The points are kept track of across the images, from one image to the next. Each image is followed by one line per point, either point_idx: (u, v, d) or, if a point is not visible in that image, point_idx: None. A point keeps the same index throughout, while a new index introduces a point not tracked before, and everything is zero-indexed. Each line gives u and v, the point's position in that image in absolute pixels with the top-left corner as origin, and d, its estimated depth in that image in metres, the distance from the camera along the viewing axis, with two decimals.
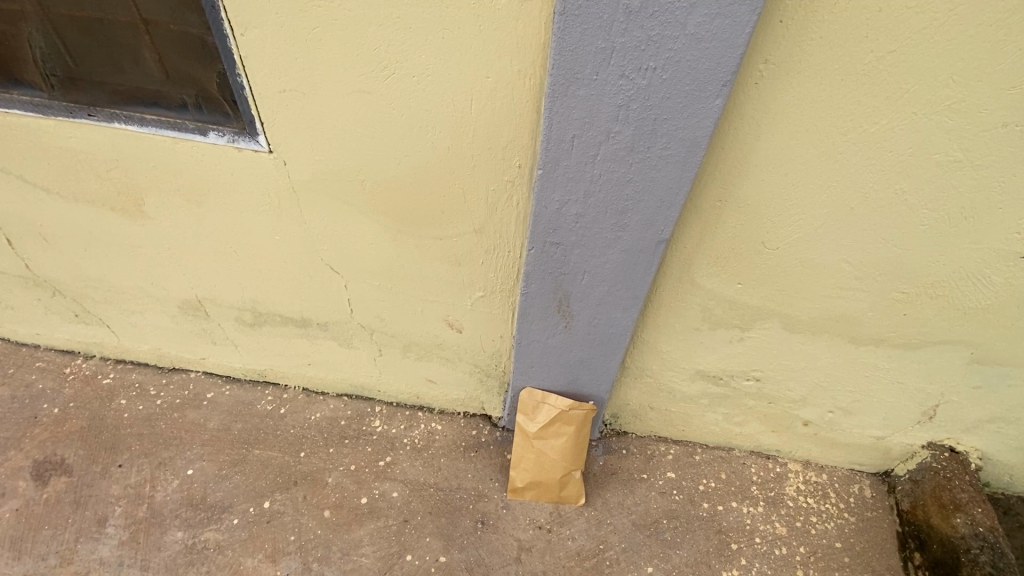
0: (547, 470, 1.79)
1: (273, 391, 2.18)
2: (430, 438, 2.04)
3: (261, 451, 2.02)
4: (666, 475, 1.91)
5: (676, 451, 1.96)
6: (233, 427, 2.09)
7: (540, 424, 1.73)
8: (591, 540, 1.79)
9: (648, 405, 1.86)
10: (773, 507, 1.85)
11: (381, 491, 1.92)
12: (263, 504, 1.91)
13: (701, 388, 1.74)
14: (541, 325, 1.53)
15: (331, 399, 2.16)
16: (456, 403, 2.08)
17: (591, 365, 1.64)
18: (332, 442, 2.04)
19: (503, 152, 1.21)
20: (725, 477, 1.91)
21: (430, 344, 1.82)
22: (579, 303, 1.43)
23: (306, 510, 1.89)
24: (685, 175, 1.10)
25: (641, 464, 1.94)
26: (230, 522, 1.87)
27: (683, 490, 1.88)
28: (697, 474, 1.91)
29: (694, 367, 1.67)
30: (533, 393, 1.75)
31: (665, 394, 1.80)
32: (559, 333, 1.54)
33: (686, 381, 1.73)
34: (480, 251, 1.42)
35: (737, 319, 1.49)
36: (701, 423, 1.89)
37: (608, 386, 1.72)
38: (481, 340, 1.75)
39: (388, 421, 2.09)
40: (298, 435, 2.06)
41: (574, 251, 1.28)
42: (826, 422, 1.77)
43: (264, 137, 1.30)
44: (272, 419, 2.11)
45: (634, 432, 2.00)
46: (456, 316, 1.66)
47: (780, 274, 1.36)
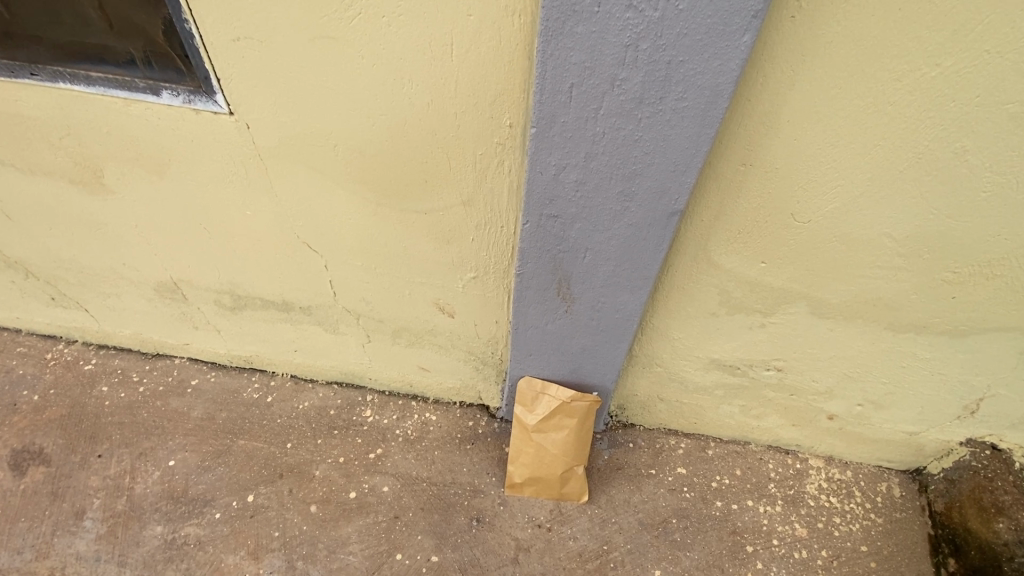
0: (546, 465, 1.67)
1: (260, 379, 2.12)
2: (424, 430, 1.94)
3: (245, 441, 1.95)
4: (676, 470, 1.78)
5: (686, 445, 1.83)
6: (217, 416, 2.03)
7: (538, 417, 1.61)
8: (594, 540, 1.66)
9: (656, 396, 1.72)
10: (792, 507, 1.71)
11: (371, 486, 1.82)
12: (248, 498, 1.82)
13: (716, 379, 1.59)
14: (540, 309, 1.38)
15: (320, 387, 2.08)
16: (451, 392, 1.96)
17: (594, 353, 1.50)
18: (320, 434, 1.95)
19: (491, 109, 1.05)
20: (740, 473, 1.77)
21: (422, 332, 1.69)
22: (582, 284, 1.27)
23: (291, 505, 1.80)
24: (704, 132, 0.94)
25: (650, 459, 1.80)
26: (212, 517, 1.79)
27: (694, 487, 1.75)
28: (709, 470, 1.78)
29: (709, 356, 1.51)
30: (532, 383, 1.62)
31: (674, 385, 1.66)
32: (560, 317, 1.39)
33: (700, 371, 1.57)
34: (469, 228, 1.27)
35: (759, 304, 1.32)
36: (714, 416, 1.75)
37: (614, 376, 1.58)
38: (475, 328, 1.61)
39: (379, 412, 2.00)
40: (286, 425, 1.99)
41: (574, 225, 1.13)
42: (854, 416, 1.61)
43: (221, 96, 1.14)
44: (258, 408, 2.04)
45: (642, 425, 1.86)
46: (447, 301, 1.52)
47: (810, 254, 1.19)
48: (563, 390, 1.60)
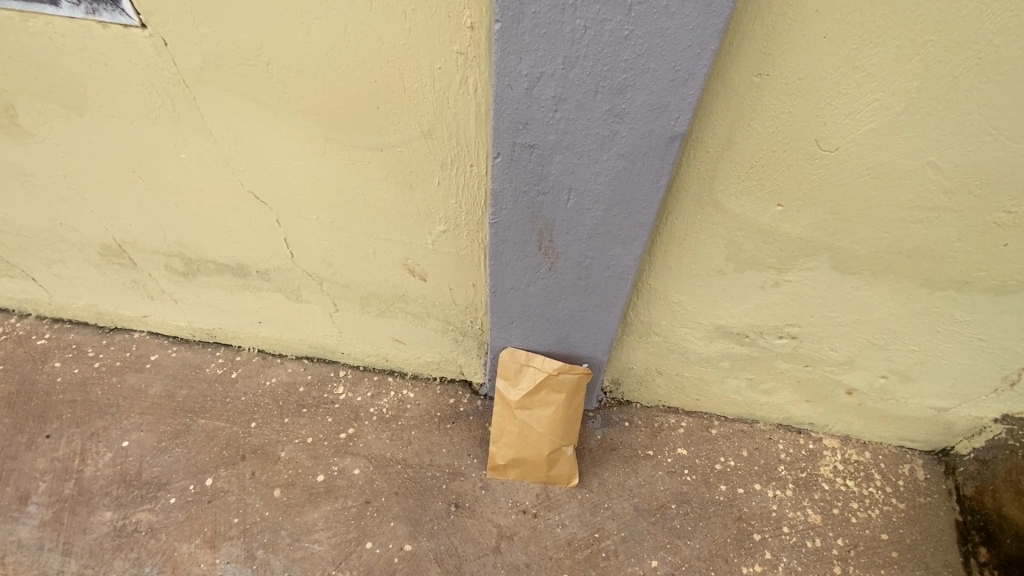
0: (531, 445, 1.50)
1: (225, 353, 1.95)
2: (400, 408, 1.77)
3: (206, 421, 1.79)
4: (676, 451, 1.62)
5: (688, 424, 1.67)
6: (177, 394, 1.86)
7: (522, 392, 1.44)
8: (584, 528, 1.50)
9: (654, 369, 1.55)
10: (804, 491, 1.54)
11: (341, 468, 1.66)
12: (206, 482, 1.66)
13: (721, 349, 1.41)
14: (519, 267, 1.20)
15: (289, 362, 1.91)
16: (430, 367, 1.79)
17: (582, 318, 1.32)
18: (287, 412, 1.79)
19: (448, 7, 0.86)
20: (746, 454, 1.61)
21: (392, 299, 1.51)
22: (567, 234, 1.09)
23: (252, 489, 1.64)
24: (711, 23, 0.75)
25: (647, 439, 1.64)
26: (166, 502, 1.64)
27: (696, 469, 1.59)
28: (713, 452, 1.62)
29: (714, 322, 1.33)
30: (515, 354, 1.45)
31: (674, 356, 1.48)
32: (543, 276, 1.21)
33: (703, 340, 1.40)
34: (433, 168, 1.08)
35: (773, 257, 1.13)
36: (719, 390, 1.58)
37: (606, 345, 1.40)
38: (450, 293, 1.43)
39: (353, 389, 1.83)
40: (250, 403, 1.82)
41: (554, 157, 0.94)
42: (875, 390, 1.44)
43: (129, 4, 0.96)
44: (221, 385, 1.87)
45: (639, 402, 1.70)
46: (417, 261, 1.34)
47: (836, 194, 1.00)
48: (550, 362, 1.42)
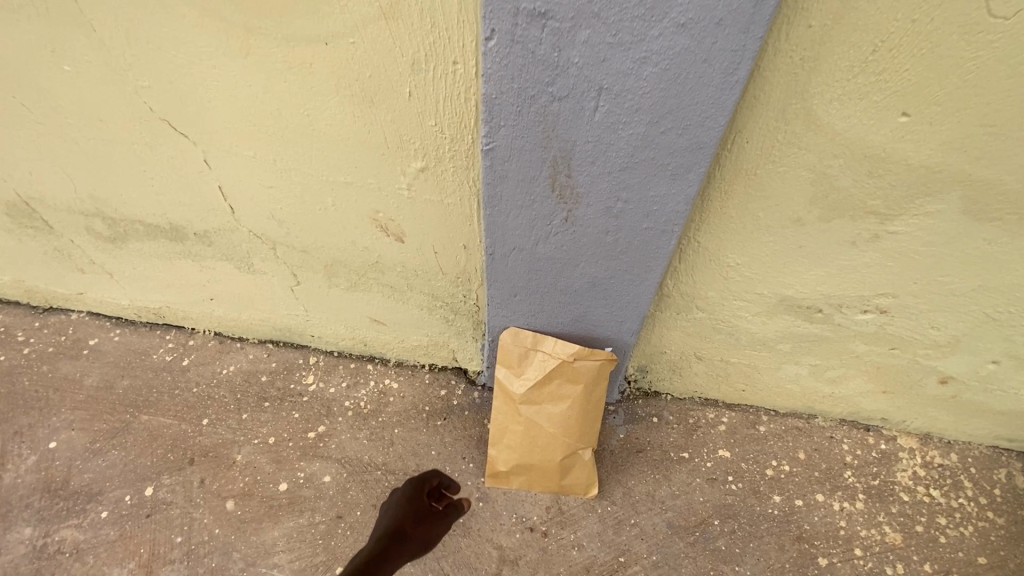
0: (539, 449, 1.20)
1: (175, 337, 1.65)
2: (381, 401, 1.47)
3: (149, 417, 1.49)
4: (717, 454, 1.32)
5: (730, 420, 1.36)
6: (117, 385, 1.56)
7: (529, 382, 1.15)
8: (606, 551, 1.20)
9: (693, 353, 1.24)
10: (879, 503, 1.25)
11: (308, 475, 1.36)
12: (145, 492, 1.37)
13: (783, 327, 1.11)
14: (524, 217, 0.88)
15: (251, 348, 1.61)
16: (417, 352, 1.48)
17: (607, 288, 1.01)
18: (246, 407, 1.49)
19: None
20: (804, 457, 1.31)
21: (364, 268, 1.19)
22: (592, 165, 0.77)
23: (200, 500, 1.35)
24: None
25: (681, 439, 1.34)
26: (97, 517, 1.35)
27: (743, 476, 1.28)
28: (762, 454, 1.32)
29: (779, 292, 1.02)
30: (520, 335, 1.15)
31: (720, 336, 1.17)
32: (556, 231, 0.89)
33: (761, 315, 1.09)
34: (402, 69, 0.77)
35: (878, 198, 0.81)
36: (772, 379, 1.28)
37: (636, 323, 1.09)
38: (435, 258, 1.11)
39: (325, 378, 1.53)
40: (203, 396, 1.52)
41: (578, 34, 0.62)
42: (978, 378, 1.14)
43: None
44: (170, 374, 1.57)
45: (670, 394, 1.39)
46: (390, 214, 1.02)
47: (990, 95, 0.68)
48: (563, 345, 1.13)
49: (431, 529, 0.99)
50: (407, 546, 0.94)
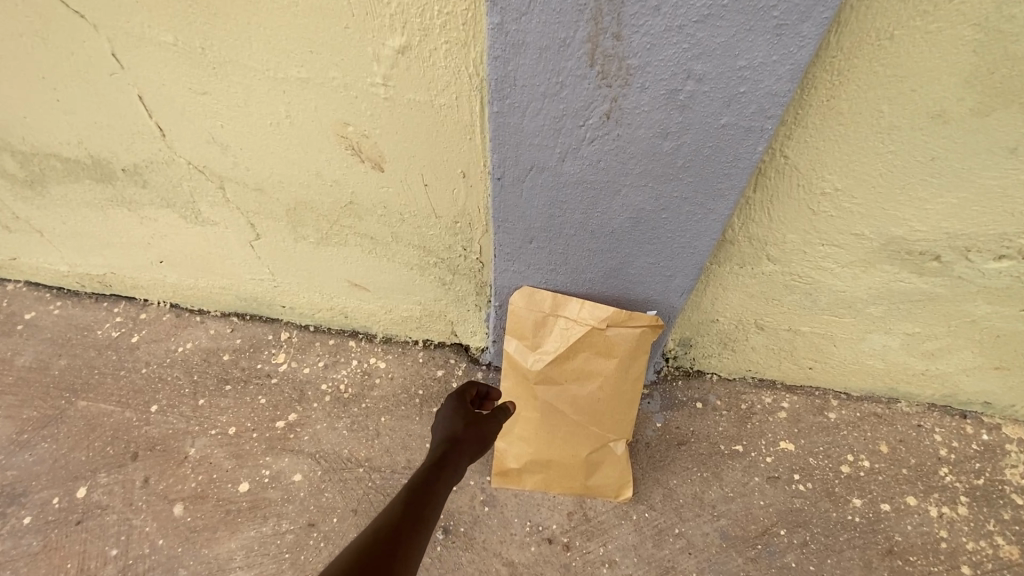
0: (561, 439, 0.97)
1: (124, 310, 1.39)
2: (365, 384, 1.22)
3: (88, 403, 1.24)
4: (778, 447, 1.06)
5: (793, 406, 1.10)
6: (53, 366, 1.31)
7: (549, 356, 0.90)
8: (645, 569, 0.95)
9: (753, 320, 0.98)
10: (986, 508, 0.99)
11: (274, 473, 1.12)
12: (77, 494, 1.13)
13: (880, 281, 0.85)
14: (548, 114, 0.62)
15: (211, 322, 1.35)
16: (408, 325, 1.23)
17: (656, 226, 0.75)
18: (204, 392, 1.24)
19: None
20: (887, 451, 1.05)
21: (335, 211, 0.93)
22: (653, 13, 0.52)
23: (143, 504, 1.10)
24: None
25: (733, 428, 1.08)
26: (17, 524, 1.10)
27: (813, 474, 1.03)
28: (835, 447, 1.06)
29: (886, 230, 0.76)
30: (536, 297, 0.89)
31: (792, 297, 0.92)
32: (593, 134, 0.63)
33: (855, 265, 0.83)
34: None
35: None
36: (851, 353, 1.02)
37: (689, 277, 0.83)
38: (425, 195, 0.85)
39: (298, 357, 1.27)
40: (153, 378, 1.27)
41: None
42: None
43: None
44: (116, 353, 1.32)
45: (717, 373, 1.13)
46: (363, 128, 0.76)
47: None
48: (593, 308, 0.87)
49: (483, 427, 0.84)
50: (465, 449, 0.79)
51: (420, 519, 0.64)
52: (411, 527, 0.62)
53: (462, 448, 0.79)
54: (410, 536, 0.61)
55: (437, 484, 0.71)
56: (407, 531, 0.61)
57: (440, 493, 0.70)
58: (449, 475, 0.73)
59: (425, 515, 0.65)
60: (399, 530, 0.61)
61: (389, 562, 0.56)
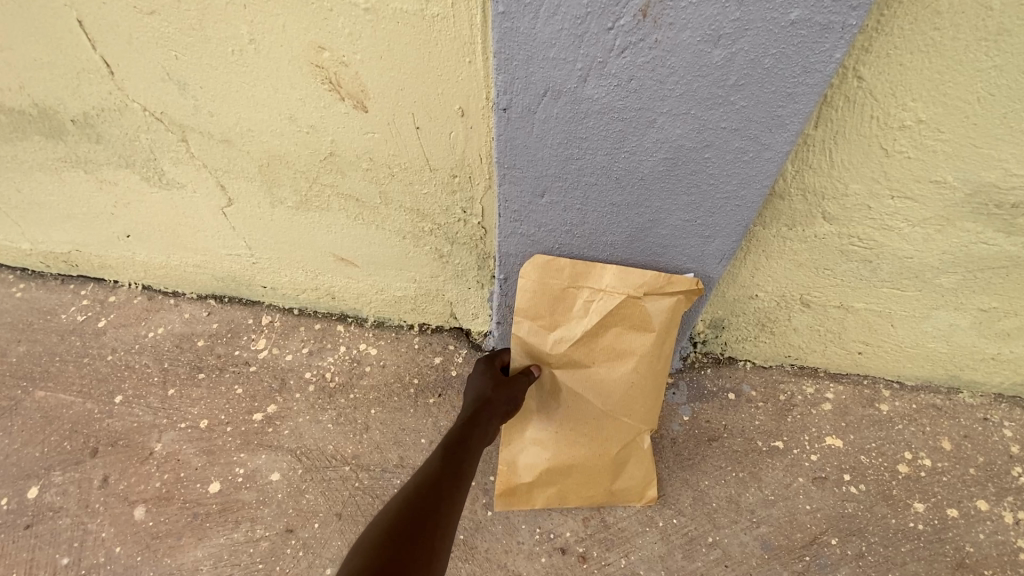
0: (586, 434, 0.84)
1: (92, 292, 1.26)
2: (354, 373, 1.09)
3: (46, 394, 1.12)
4: (824, 443, 0.92)
5: (840, 397, 0.97)
6: (10, 352, 1.19)
7: (572, 334, 0.77)
8: None
9: (799, 296, 0.85)
10: None
11: (249, 472, 0.98)
12: (28, 494, 1.00)
13: (959, 243, 0.71)
14: (569, 8, 0.49)
15: (186, 304, 1.22)
16: (401, 307, 1.09)
17: (697, 169, 0.61)
18: (174, 380, 1.11)
19: None
20: (951, 448, 0.91)
21: (315, 166, 0.81)
22: None
23: (100, 505, 0.97)
24: None
25: (772, 422, 0.94)
26: None
27: (867, 476, 0.89)
28: (891, 443, 0.92)
29: (975, 176, 0.63)
30: (556, 267, 0.75)
31: (847, 265, 0.78)
32: (626, 36, 0.50)
33: (929, 221, 0.69)
34: None
35: None
36: (910, 335, 0.88)
37: (731, 237, 0.70)
38: (417, 141, 0.72)
39: (280, 343, 1.14)
40: (118, 366, 1.14)
41: None
42: None
43: None
44: (80, 338, 1.19)
45: (751, 360, 1.00)
46: (343, 51, 0.63)
47: None
48: (623, 275, 0.74)
49: (514, 384, 0.77)
50: (497, 410, 0.74)
51: (454, 481, 0.62)
52: (445, 493, 0.61)
53: (494, 404, 0.75)
54: (446, 498, 0.60)
55: (469, 447, 0.68)
56: (443, 493, 0.60)
57: (474, 451, 0.68)
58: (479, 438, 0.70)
59: (456, 482, 0.62)
60: (429, 499, 0.59)
61: (420, 531, 0.54)
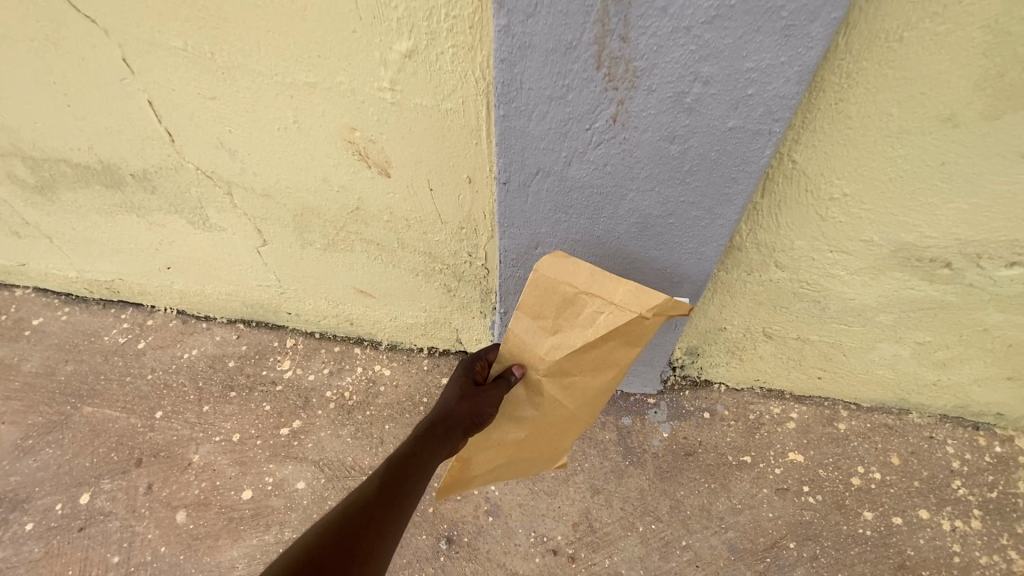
0: (543, 436, 0.87)
1: (132, 316, 1.39)
2: (370, 392, 1.21)
3: (93, 409, 1.25)
4: (787, 458, 1.04)
5: (803, 416, 1.09)
6: (60, 371, 1.32)
7: (571, 343, 0.77)
8: None
9: (761, 329, 0.97)
10: (1000, 521, 0.97)
11: (277, 480, 1.11)
12: (80, 500, 1.12)
13: (891, 289, 0.84)
14: (555, 115, 0.62)
15: (217, 327, 1.35)
16: (413, 332, 1.22)
17: (664, 231, 0.74)
18: (208, 398, 1.24)
19: None
20: (899, 463, 1.03)
21: (342, 216, 0.94)
22: (662, 12, 0.51)
23: (146, 510, 1.10)
24: None
25: (741, 439, 1.07)
26: (21, 529, 1.10)
27: (823, 487, 1.01)
28: (846, 458, 1.04)
29: (896, 237, 0.76)
30: (559, 263, 0.73)
31: (800, 305, 0.91)
32: (601, 135, 0.63)
33: (862, 271, 0.82)
34: None
35: None
36: (861, 363, 1.01)
37: (696, 283, 0.82)
38: (431, 200, 0.85)
39: (303, 364, 1.27)
40: (157, 385, 1.27)
41: None
42: None
43: None
44: (121, 359, 1.32)
45: (725, 383, 1.12)
46: (371, 132, 0.76)
47: None
48: (638, 294, 0.72)
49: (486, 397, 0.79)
50: (455, 431, 0.76)
51: (388, 508, 0.66)
52: (378, 520, 0.64)
53: (454, 420, 0.77)
54: (381, 516, 0.64)
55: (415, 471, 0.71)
56: (374, 518, 0.64)
57: (419, 474, 0.71)
58: (427, 462, 0.72)
59: (392, 511, 0.66)
60: (361, 528, 0.62)
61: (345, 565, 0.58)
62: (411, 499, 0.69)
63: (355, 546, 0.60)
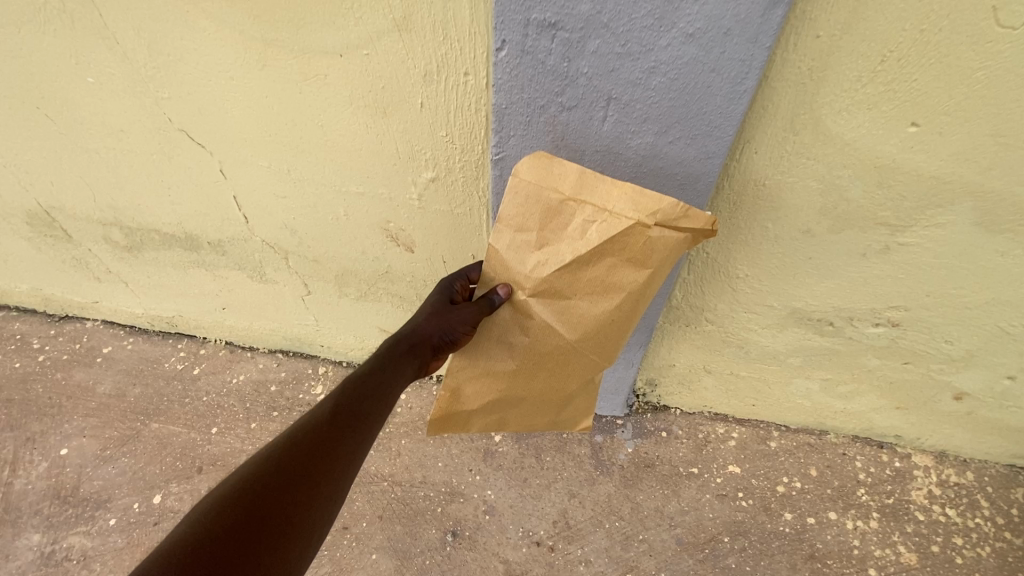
0: (534, 362, 0.88)
1: (187, 346, 1.66)
2: None
3: (159, 425, 1.50)
4: (727, 469, 1.30)
5: (741, 436, 1.34)
6: (129, 392, 1.58)
7: (559, 256, 0.76)
8: (614, 566, 1.18)
9: (702, 366, 1.23)
10: (893, 521, 1.22)
11: None
12: (153, 500, 1.38)
13: (793, 340, 1.10)
14: None
15: (260, 356, 1.61)
16: None
17: None
18: (255, 416, 1.49)
19: None
20: (816, 474, 1.29)
21: (374, 277, 1.20)
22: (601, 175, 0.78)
23: None
24: None
25: (691, 454, 1.32)
26: (105, 523, 1.36)
27: (754, 493, 1.26)
28: (774, 470, 1.29)
29: (790, 304, 1.02)
30: (547, 167, 0.72)
31: (729, 349, 1.17)
32: None
33: (770, 327, 1.08)
34: (414, 82, 0.79)
35: (889, 209, 0.82)
36: (783, 394, 1.26)
37: (644, 335, 1.09)
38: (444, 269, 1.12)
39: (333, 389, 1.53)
40: (212, 405, 1.53)
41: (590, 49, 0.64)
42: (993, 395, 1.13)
43: None
44: (180, 382, 1.58)
45: (679, 408, 1.38)
46: (401, 224, 1.03)
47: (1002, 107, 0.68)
48: (634, 200, 0.70)
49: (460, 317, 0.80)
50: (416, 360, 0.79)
51: (339, 435, 0.69)
52: (329, 445, 0.68)
53: (420, 339, 0.79)
54: (333, 440, 0.69)
55: (371, 402, 0.74)
56: (325, 442, 0.68)
57: (374, 405, 0.74)
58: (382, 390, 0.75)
59: (344, 438, 0.70)
60: (311, 453, 0.67)
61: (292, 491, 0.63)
62: (369, 425, 0.73)
63: (306, 467, 0.65)
